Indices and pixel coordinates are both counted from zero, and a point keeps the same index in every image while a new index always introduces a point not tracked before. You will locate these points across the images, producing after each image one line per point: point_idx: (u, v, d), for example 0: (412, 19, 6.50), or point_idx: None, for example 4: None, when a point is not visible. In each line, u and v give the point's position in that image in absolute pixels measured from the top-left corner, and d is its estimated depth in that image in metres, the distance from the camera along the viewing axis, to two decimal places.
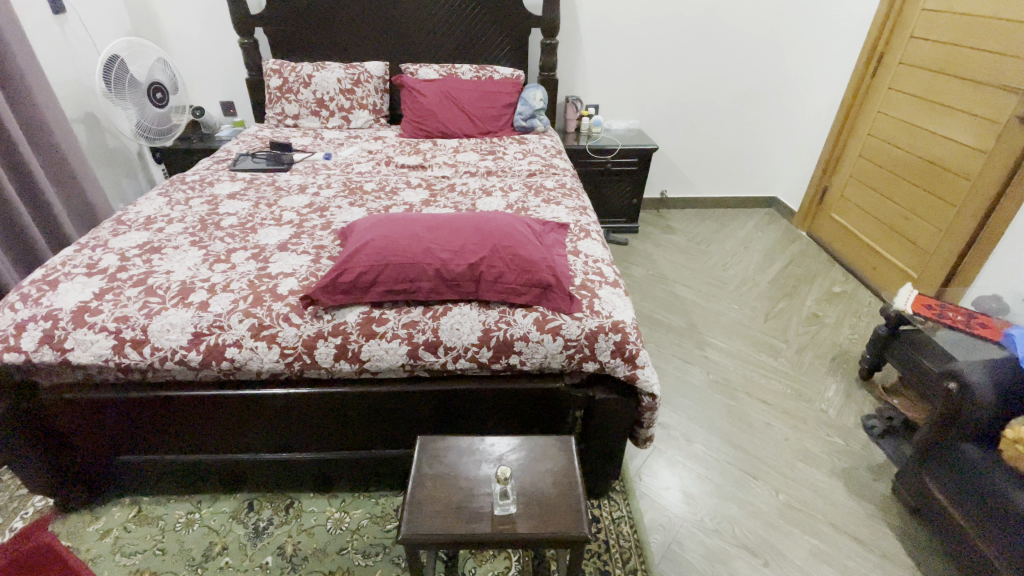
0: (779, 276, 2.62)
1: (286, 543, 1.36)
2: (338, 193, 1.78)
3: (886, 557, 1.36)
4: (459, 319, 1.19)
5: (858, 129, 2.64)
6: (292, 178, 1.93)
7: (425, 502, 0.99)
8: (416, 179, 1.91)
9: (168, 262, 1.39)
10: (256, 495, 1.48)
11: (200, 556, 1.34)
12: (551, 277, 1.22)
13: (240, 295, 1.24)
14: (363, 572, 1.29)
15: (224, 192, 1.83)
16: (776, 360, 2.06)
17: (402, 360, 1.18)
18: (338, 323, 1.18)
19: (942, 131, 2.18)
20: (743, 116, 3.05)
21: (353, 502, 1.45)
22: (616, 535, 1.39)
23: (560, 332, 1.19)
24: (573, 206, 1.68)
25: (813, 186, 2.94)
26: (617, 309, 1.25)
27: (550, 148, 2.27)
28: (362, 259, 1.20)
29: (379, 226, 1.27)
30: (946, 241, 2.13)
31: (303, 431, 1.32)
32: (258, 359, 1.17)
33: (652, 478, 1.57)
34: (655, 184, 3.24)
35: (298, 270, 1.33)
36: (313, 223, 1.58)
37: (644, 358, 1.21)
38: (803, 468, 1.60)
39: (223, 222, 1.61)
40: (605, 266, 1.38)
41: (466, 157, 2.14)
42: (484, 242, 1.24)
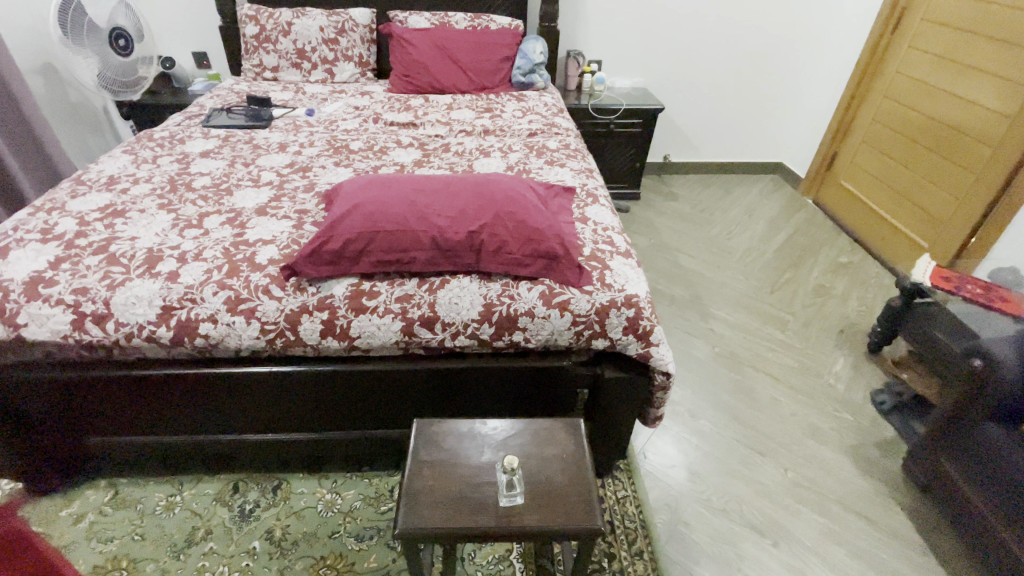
0: (785, 245, 2.53)
1: (274, 527, 1.28)
2: (322, 151, 1.64)
3: (897, 537, 1.32)
4: (458, 292, 1.09)
5: (874, 92, 2.51)
6: (271, 135, 1.77)
7: (423, 493, 0.91)
8: (407, 138, 1.76)
9: (133, 227, 1.25)
10: (241, 476, 1.40)
11: (183, 541, 1.26)
12: (559, 246, 1.11)
13: (213, 265, 1.12)
14: (356, 557, 1.23)
15: (196, 150, 1.67)
16: (782, 332, 1.99)
17: (396, 338, 1.07)
18: (324, 296, 1.06)
19: (965, 93, 2.04)
20: (752, 76, 2.89)
21: (344, 483, 1.37)
22: (621, 515, 1.34)
23: (569, 308, 1.09)
24: (579, 168, 1.55)
25: (822, 151, 2.82)
26: (630, 281, 1.15)
27: (551, 106, 2.12)
28: (349, 225, 1.07)
29: (368, 187, 1.14)
30: (960, 211, 2.03)
31: (289, 410, 1.23)
32: (236, 336, 1.06)
33: (658, 455, 1.51)
34: (657, 148, 3.10)
35: (278, 237, 1.21)
36: (295, 184, 1.44)
37: (658, 335, 1.12)
38: (812, 445, 1.56)
39: (195, 183, 1.46)
40: (615, 234, 1.27)
41: (461, 115, 1.99)
42: (485, 207, 1.12)
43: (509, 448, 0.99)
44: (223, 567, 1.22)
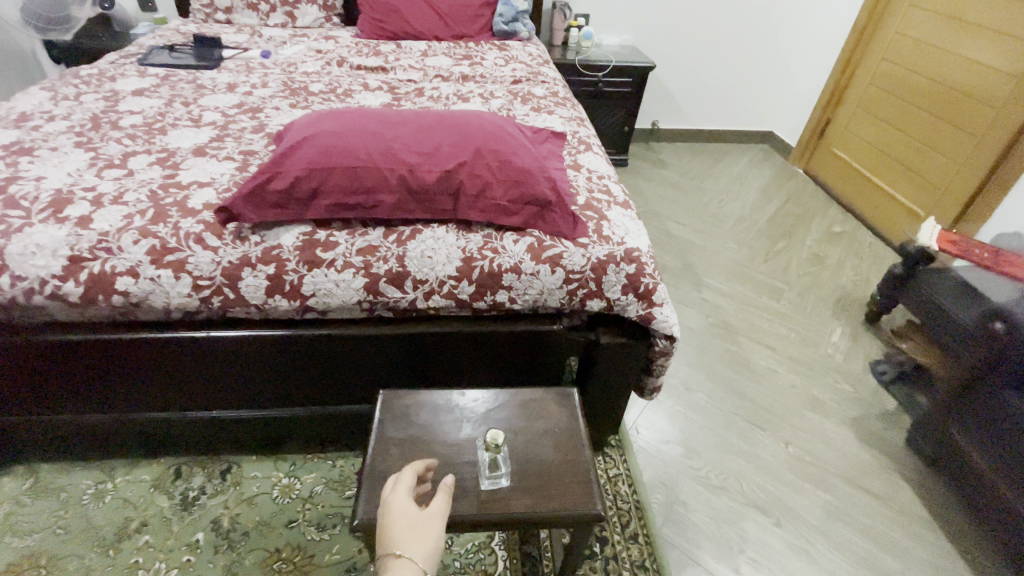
0: (776, 213, 2.43)
1: (221, 516, 1.12)
2: (277, 93, 1.44)
3: (904, 513, 1.24)
4: (431, 244, 0.93)
5: (871, 53, 2.39)
6: (218, 76, 1.55)
7: (389, 477, 0.76)
8: (376, 82, 1.56)
9: (41, 166, 1.05)
10: (185, 459, 1.23)
11: (114, 535, 1.09)
12: (550, 191, 0.95)
13: (136, 209, 0.94)
14: (317, 548, 1.08)
15: (129, 89, 1.45)
16: (777, 302, 1.89)
17: (357, 297, 0.91)
18: (270, 247, 0.89)
19: (968, 51, 1.94)
20: (745, 37, 2.75)
21: (304, 466, 1.22)
22: (613, 496, 1.22)
23: (560, 263, 0.94)
24: (568, 115, 1.39)
25: (815, 118, 2.71)
26: (630, 234, 1.00)
27: (535, 55, 1.94)
28: (299, 160, 0.89)
29: (323, 119, 0.97)
30: (960, 176, 1.95)
31: (235, 383, 1.06)
32: (163, 294, 0.89)
33: (651, 430, 1.39)
34: (645, 114, 2.95)
35: (217, 179, 1.03)
36: (242, 125, 1.25)
37: (662, 294, 0.98)
38: (812, 417, 1.46)
39: (123, 122, 1.25)
40: (612, 183, 1.12)
41: (437, 62, 1.80)
42: (464, 143, 0.95)
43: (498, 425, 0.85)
44: (160, 563, 1.05)
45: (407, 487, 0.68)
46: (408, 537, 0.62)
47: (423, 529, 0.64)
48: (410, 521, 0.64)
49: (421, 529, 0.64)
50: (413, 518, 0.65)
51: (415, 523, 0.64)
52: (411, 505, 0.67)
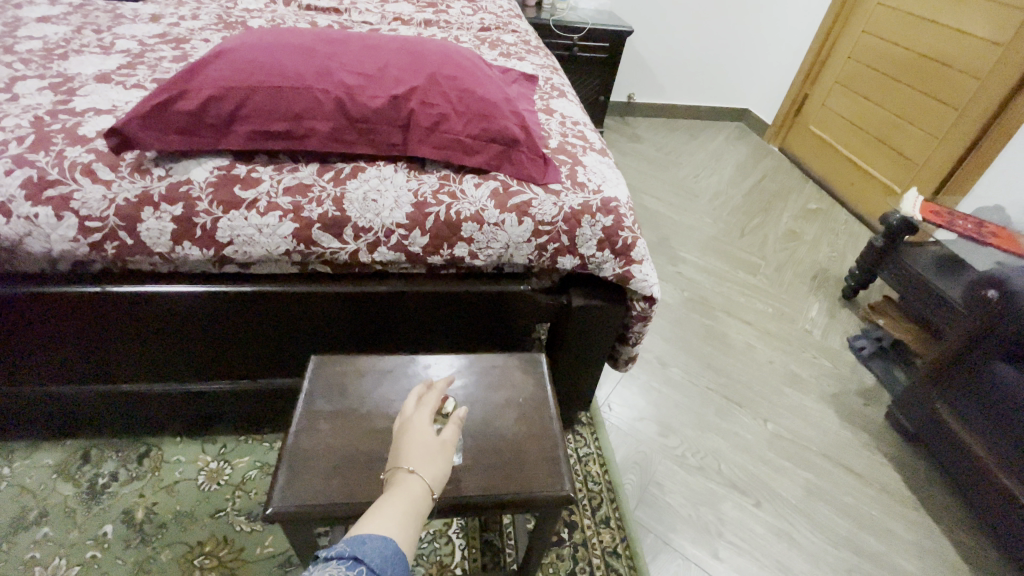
0: (753, 189, 2.37)
1: (135, 506, 0.97)
2: (209, 26, 1.25)
3: (886, 491, 1.19)
4: (376, 186, 0.79)
5: (852, 26, 2.33)
6: (143, 7, 1.35)
7: (316, 455, 0.63)
8: (326, 22, 1.39)
9: None
10: (98, 441, 1.06)
11: (4, 528, 0.92)
12: (517, 127, 0.82)
13: (12, 135, 0.77)
14: (247, 541, 0.94)
15: (33, 14, 1.23)
16: (754, 277, 1.82)
17: (286, 247, 0.77)
18: (176, 183, 0.74)
19: (952, 22, 1.90)
20: (725, 7, 2.65)
21: (236, 449, 1.07)
22: (584, 477, 1.12)
23: (528, 212, 0.82)
24: (541, 63, 1.26)
25: (792, 94, 2.65)
26: (607, 182, 0.88)
27: (507, 8, 1.79)
28: (214, 76, 0.74)
29: (247, 34, 0.81)
30: (939, 150, 1.92)
31: (150, 350, 0.90)
32: (42, 237, 0.72)
33: (624, 407, 1.30)
34: (622, 86, 2.84)
35: (120, 107, 0.86)
36: (162, 55, 1.07)
37: (641, 251, 0.87)
38: (791, 394, 1.39)
39: (17, 46, 1.06)
40: (587, 129, 1.00)
41: (398, 7, 1.63)
42: (417, 67, 0.82)
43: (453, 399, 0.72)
44: (59, 559, 0.89)
45: (431, 405, 0.59)
46: (421, 456, 0.53)
47: (437, 449, 0.55)
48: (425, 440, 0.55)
49: (437, 449, 0.55)
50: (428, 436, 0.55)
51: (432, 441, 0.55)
52: (432, 423, 0.57)
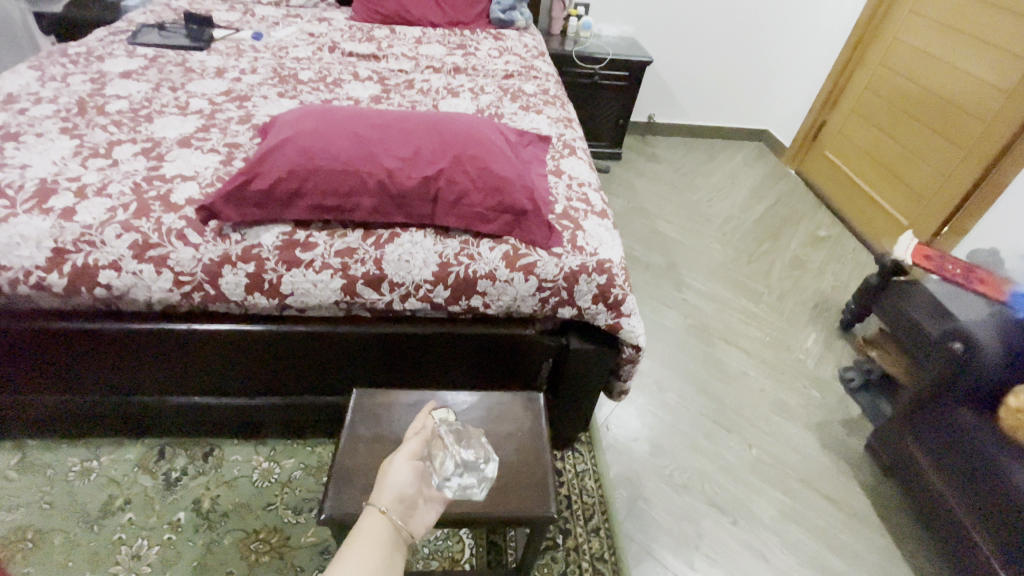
0: (764, 214, 2.45)
1: (202, 497, 1.17)
2: (266, 80, 1.44)
3: (856, 516, 1.31)
4: (409, 249, 0.95)
5: (870, 57, 2.39)
6: (208, 59, 1.54)
7: (357, 474, 0.80)
8: (366, 71, 1.56)
9: (26, 153, 1.05)
10: (169, 440, 1.26)
11: (97, 511, 1.12)
12: (527, 200, 0.97)
13: (119, 202, 0.95)
14: (293, 531, 1.13)
15: (116, 69, 1.42)
16: (756, 305, 1.92)
17: (335, 298, 0.94)
18: (249, 246, 0.92)
19: (963, 63, 1.96)
20: (746, 32, 2.72)
21: (284, 451, 1.26)
22: (579, 490, 1.28)
23: (534, 271, 0.97)
24: (556, 116, 1.40)
25: (810, 119, 2.71)
26: (604, 245, 1.03)
27: (531, 48, 1.92)
28: (280, 161, 0.92)
29: (307, 119, 0.99)
30: (945, 187, 1.99)
31: (218, 372, 1.09)
32: (144, 287, 0.91)
33: (620, 428, 1.44)
34: (642, 106, 2.93)
35: (201, 173, 1.03)
36: (228, 115, 1.25)
37: (630, 305, 1.02)
38: (778, 422, 1.51)
39: (108, 105, 1.24)
40: (591, 191, 1.15)
41: (431, 50, 1.79)
42: (445, 149, 0.98)
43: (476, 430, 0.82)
44: (142, 539, 1.09)
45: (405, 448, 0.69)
46: (385, 492, 0.61)
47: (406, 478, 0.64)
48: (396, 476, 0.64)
49: (405, 482, 0.63)
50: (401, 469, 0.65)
51: (400, 474, 0.64)
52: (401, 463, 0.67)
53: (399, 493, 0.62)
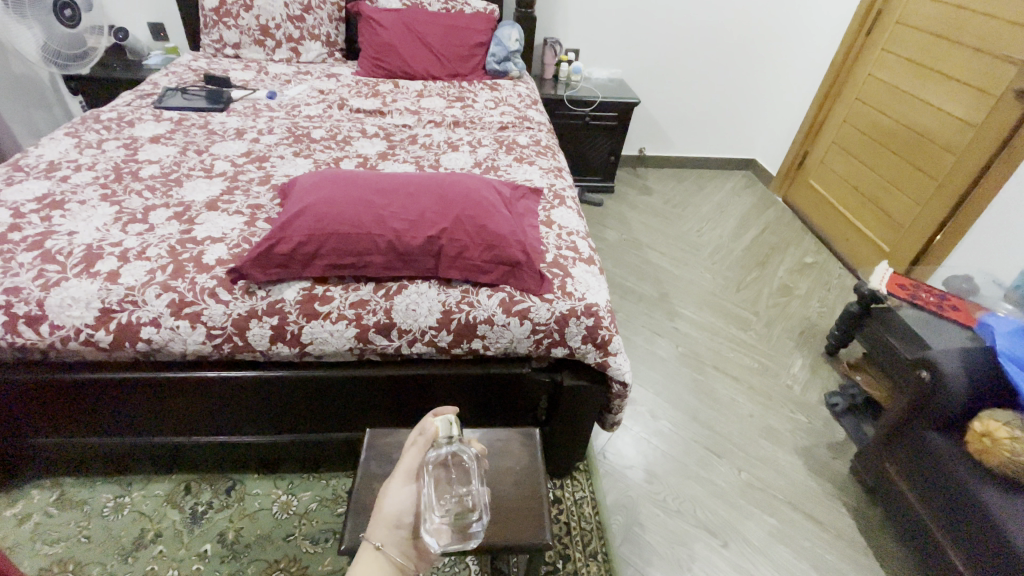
0: (753, 242, 2.56)
1: (226, 529, 1.25)
2: (282, 140, 1.58)
3: (841, 537, 1.38)
4: (415, 298, 1.06)
5: (847, 92, 2.52)
6: (228, 120, 1.68)
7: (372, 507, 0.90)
8: (373, 127, 1.70)
9: (72, 220, 1.16)
10: (195, 476, 1.35)
11: (131, 544, 1.21)
12: (520, 253, 1.08)
13: (157, 264, 1.06)
14: (310, 560, 1.21)
15: (146, 134, 1.56)
16: (745, 332, 2.02)
17: (349, 344, 1.05)
18: (274, 300, 1.03)
19: (931, 99, 2.07)
20: (728, 71, 2.88)
21: (301, 484, 1.35)
22: (578, 516, 1.36)
23: (528, 316, 1.07)
24: (547, 166, 1.53)
25: (793, 150, 2.84)
26: (591, 290, 1.13)
27: (524, 97, 2.08)
28: (301, 227, 1.05)
29: (324, 188, 1.12)
30: (921, 216, 2.10)
31: (242, 413, 1.19)
32: (181, 340, 1.02)
33: (616, 456, 1.53)
34: (633, 140, 3.07)
35: (228, 235, 1.15)
36: (250, 176, 1.38)
37: (616, 344, 1.12)
38: (766, 446, 1.59)
39: (142, 171, 1.37)
40: (579, 239, 1.26)
41: (431, 103, 1.93)
42: (446, 211, 1.10)
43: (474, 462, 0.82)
44: (173, 571, 1.18)
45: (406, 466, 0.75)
46: (380, 525, 0.70)
47: (402, 507, 0.72)
48: (393, 505, 0.72)
49: (399, 513, 0.71)
50: (398, 497, 0.73)
51: (397, 504, 0.72)
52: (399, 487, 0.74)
53: (394, 525, 0.70)
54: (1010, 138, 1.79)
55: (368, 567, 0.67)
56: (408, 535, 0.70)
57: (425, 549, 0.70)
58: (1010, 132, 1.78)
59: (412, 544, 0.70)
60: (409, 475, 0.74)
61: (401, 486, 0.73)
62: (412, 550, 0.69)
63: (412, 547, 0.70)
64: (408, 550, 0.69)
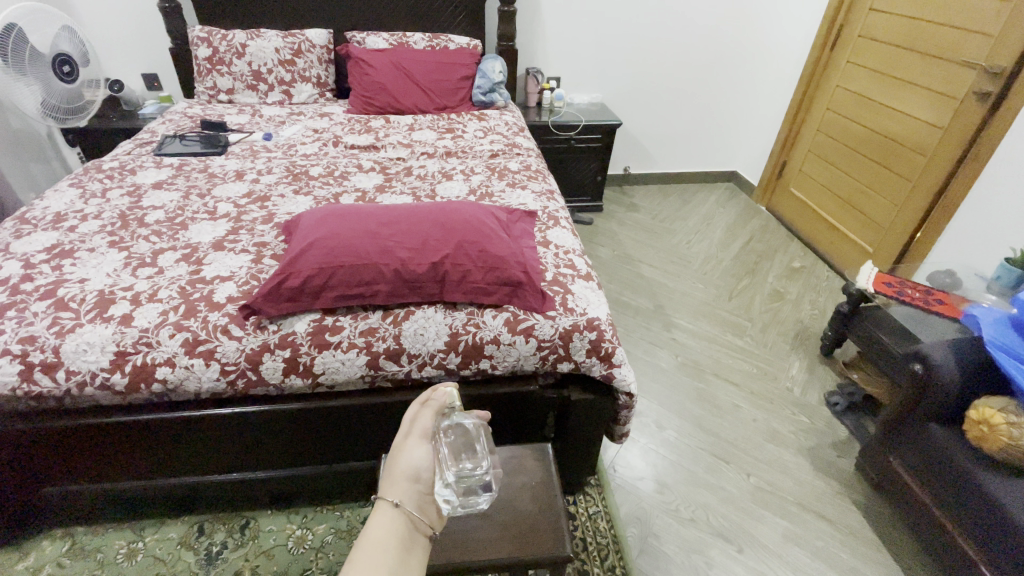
0: (741, 251, 2.63)
1: (243, 568, 1.25)
2: (281, 179, 1.63)
3: (853, 534, 1.40)
4: (423, 323, 1.09)
5: (818, 103, 2.64)
6: (227, 163, 1.73)
7: None
8: (369, 162, 1.76)
9: (82, 268, 1.19)
10: (208, 516, 1.34)
11: None
12: (521, 273, 1.12)
13: (169, 305, 1.09)
14: None
15: (148, 181, 1.60)
16: (741, 338, 2.06)
17: (361, 372, 1.08)
18: (285, 334, 1.06)
19: (898, 106, 2.18)
20: (704, 89, 3.00)
21: (315, 518, 1.35)
22: (593, 531, 1.36)
23: (533, 333, 1.10)
24: (539, 190, 1.59)
25: (772, 160, 2.94)
26: (591, 304, 1.17)
27: (512, 124, 2.16)
28: (309, 261, 1.09)
29: (329, 222, 1.16)
30: (900, 216, 2.17)
31: (256, 449, 1.20)
32: (195, 379, 1.04)
33: (626, 468, 1.54)
34: (618, 160, 3.17)
35: (237, 273, 1.19)
36: (253, 215, 1.42)
37: (620, 356, 1.15)
38: (772, 450, 1.62)
39: (147, 217, 1.41)
40: (576, 257, 1.30)
41: (423, 136, 2.00)
42: (448, 237, 1.14)
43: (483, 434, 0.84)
44: None
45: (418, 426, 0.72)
46: (398, 480, 0.63)
47: (421, 463, 0.66)
48: (411, 461, 0.66)
49: (419, 467, 0.66)
50: (415, 454, 0.67)
51: (414, 459, 0.66)
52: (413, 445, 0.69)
53: (413, 479, 0.64)
54: (975, 137, 1.88)
55: (388, 524, 0.58)
56: (427, 490, 0.64)
57: (439, 511, 0.65)
58: (975, 132, 1.87)
59: (428, 503, 0.63)
60: (426, 434, 0.71)
61: (416, 444, 0.69)
62: (430, 507, 0.64)
63: (429, 504, 0.64)
64: (426, 506, 0.63)
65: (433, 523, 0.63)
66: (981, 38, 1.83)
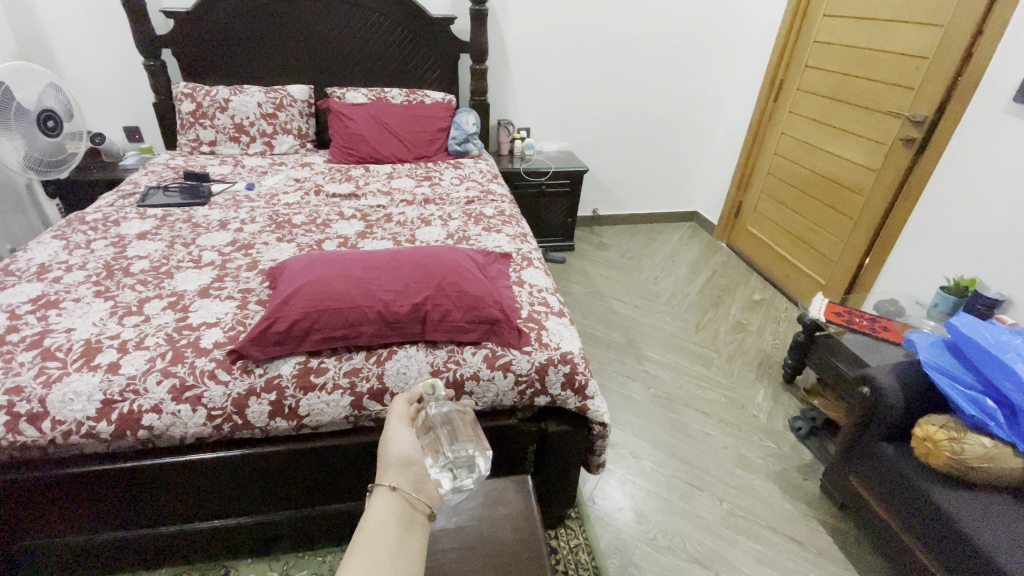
0: (705, 286, 2.77)
1: None
2: (264, 228, 1.69)
3: (821, 554, 1.46)
4: (405, 362, 1.15)
5: (766, 149, 2.87)
6: (210, 213, 1.79)
7: None
8: (349, 210, 1.84)
9: (69, 317, 1.22)
10: (186, 568, 1.32)
11: None
12: (498, 312, 1.20)
13: (156, 352, 1.12)
14: None
15: (132, 231, 1.64)
16: (709, 369, 2.16)
17: (345, 412, 1.13)
18: (271, 377, 1.10)
19: (836, 151, 2.40)
20: (664, 136, 3.22)
21: (296, 564, 1.35)
22: (574, 563, 1.39)
23: (510, 368, 1.17)
24: (514, 233, 1.69)
25: (729, 200, 3.15)
26: (564, 339, 1.25)
27: (485, 172, 2.29)
28: (295, 306, 1.14)
29: (314, 269, 1.23)
30: (846, 249, 2.36)
31: (237, 494, 1.21)
32: (182, 424, 1.07)
33: (605, 500, 1.59)
34: (587, 202, 3.33)
35: (223, 319, 1.23)
36: (238, 263, 1.47)
37: (593, 388, 1.22)
38: (743, 475, 1.69)
39: (132, 267, 1.44)
40: (549, 295, 1.39)
41: (401, 184, 2.11)
42: (428, 280, 1.22)
43: (468, 418, 0.90)
44: None
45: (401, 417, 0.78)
46: (391, 467, 0.70)
47: (409, 448, 0.74)
48: (401, 448, 0.73)
49: (409, 453, 0.73)
50: (402, 440, 0.75)
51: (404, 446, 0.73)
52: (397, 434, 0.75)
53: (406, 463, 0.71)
54: (905, 178, 2.08)
55: (386, 507, 0.65)
56: (421, 472, 0.71)
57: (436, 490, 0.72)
58: (904, 174, 2.08)
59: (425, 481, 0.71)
60: (404, 420, 0.79)
61: (403, 431, 0.76)
62: (428, 485, 0.71)
63: (426, 483, 0.71)
64: (425, 486, 0.70)
65: (433, 501, 0.70)
66: (904, 91, 2.05)
